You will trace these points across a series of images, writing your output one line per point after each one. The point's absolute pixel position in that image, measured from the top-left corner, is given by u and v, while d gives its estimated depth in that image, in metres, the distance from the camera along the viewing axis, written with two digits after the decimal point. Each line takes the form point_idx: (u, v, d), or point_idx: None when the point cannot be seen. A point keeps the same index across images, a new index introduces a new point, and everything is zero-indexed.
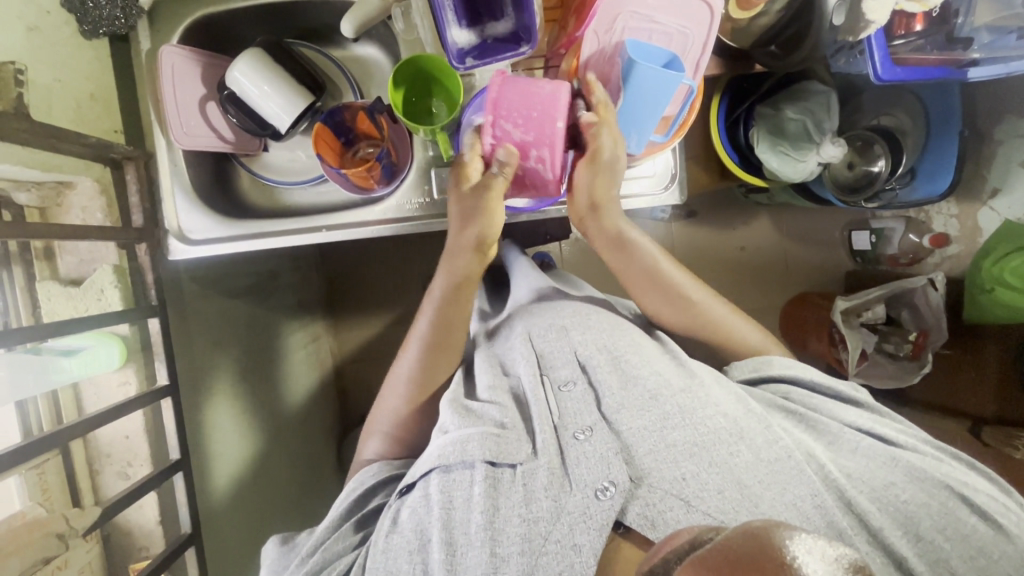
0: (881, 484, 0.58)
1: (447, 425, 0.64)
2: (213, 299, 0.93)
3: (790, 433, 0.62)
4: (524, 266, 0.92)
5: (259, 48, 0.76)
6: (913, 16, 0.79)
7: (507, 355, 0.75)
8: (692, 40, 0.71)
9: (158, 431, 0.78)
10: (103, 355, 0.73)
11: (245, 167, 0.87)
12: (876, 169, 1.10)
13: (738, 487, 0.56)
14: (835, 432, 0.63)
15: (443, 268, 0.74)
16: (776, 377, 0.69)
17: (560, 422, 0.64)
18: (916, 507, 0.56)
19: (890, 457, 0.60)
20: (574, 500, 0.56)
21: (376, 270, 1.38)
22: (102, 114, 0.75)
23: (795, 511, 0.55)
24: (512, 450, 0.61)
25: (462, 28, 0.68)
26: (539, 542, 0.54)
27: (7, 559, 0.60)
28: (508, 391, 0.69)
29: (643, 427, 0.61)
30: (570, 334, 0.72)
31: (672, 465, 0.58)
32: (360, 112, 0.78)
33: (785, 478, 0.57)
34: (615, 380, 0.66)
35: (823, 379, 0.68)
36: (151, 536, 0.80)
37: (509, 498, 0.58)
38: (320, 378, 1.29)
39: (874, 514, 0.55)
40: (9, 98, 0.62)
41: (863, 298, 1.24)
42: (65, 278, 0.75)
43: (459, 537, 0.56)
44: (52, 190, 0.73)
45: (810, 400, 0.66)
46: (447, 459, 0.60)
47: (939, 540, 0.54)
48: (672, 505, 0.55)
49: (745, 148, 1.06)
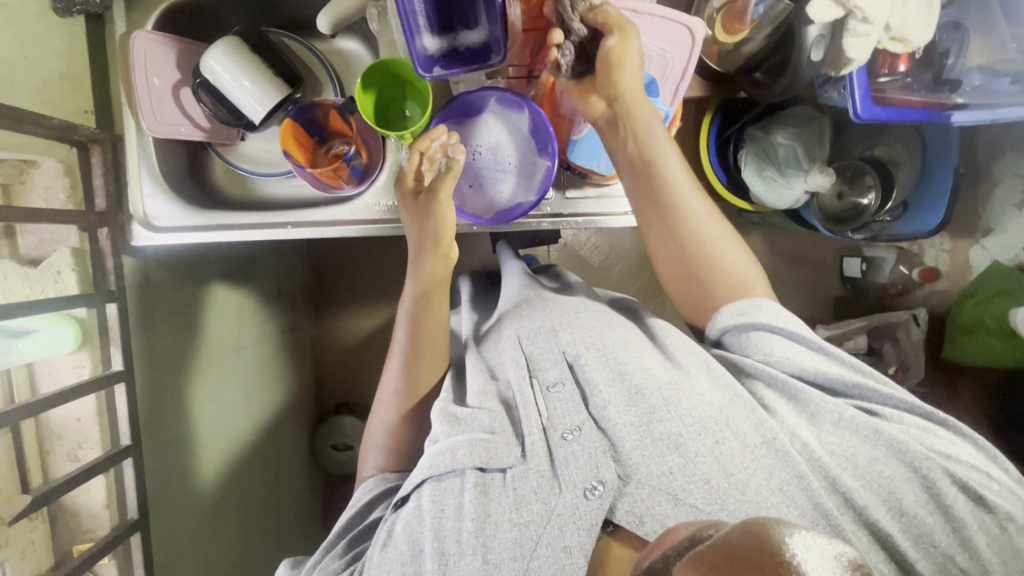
0: (865, 461, 0.57)
1: (436, 435, 0.64)
2: (184, 281, 0.93)
3: (774, 414, 0.61)
4: (516, 268, 0.91)
5: (234, 37, 0.76)
6: (898, 55, 0.76)
7: (496, 358, 0.73)
8: (672, 65, 0.67)
9: (108, 417, 0.77)
10: (56, 337, 0.72)
11: (219, 156, 0.86)
12: (865, 203, 1.09)
13: (724, 477, 0.56)
14: (818, 405, 0.61)
15: (413, 279, 0.75)
16: (762, 323, 0.64)
17: (548, 422, 0.63)
18: (900, 483, 0.56)
19: (873, 431, 0.58)
20: (563, 501, 0.56)
21: (361, 263, 1.39)
22: (70, 93, 0.73)
23: (780, 495, 0.55)
24: (502, 454, 0.61)
25: (433, 35, 0.63)
26: (529, 546, 0.54)
27: None
28: (497, 396, 0.68)
29: (629, 423, 0.60)
30: (559, 335, 0.71)
31: (659, 459, 0.58)
32: (332, 111, 0.76)
33: (768, 462, 0.57)
34: (603, 378, 0.65)
35: (810, 338, 0.64)
36: (98, 518, 0.79)
37: (500, 504, 0.57)
38: (297, 359, 1.31)
39: (860, 492, 0.55)
40: None
41: (844, 328, 1.24)
42: (24, 257, 0.73)
43: (451, 546, 0.56)
44: (14, 168, 0.71)
45: (798, 369, 0.62)
46: (437, 469, 0.60)
47: (923, 514, 0.54)
48: (659, 500, 0.55)
49: (732, 168, 1.04)
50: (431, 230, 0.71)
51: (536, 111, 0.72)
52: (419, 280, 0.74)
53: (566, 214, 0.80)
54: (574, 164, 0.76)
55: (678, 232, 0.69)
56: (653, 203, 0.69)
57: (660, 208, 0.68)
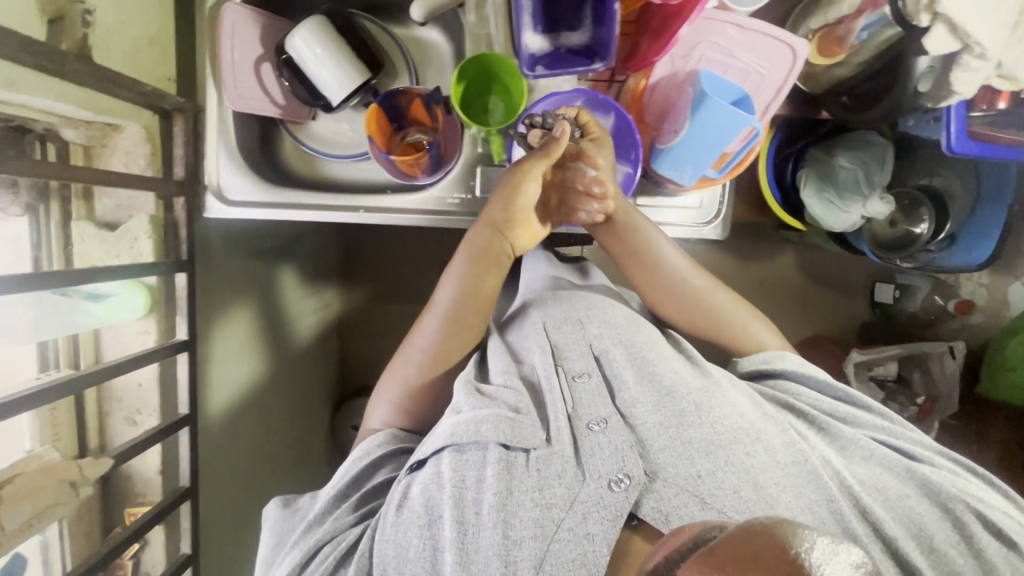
0: (896, 495, 0.57)
1: (459, 406, 0.63)
2: (238, 256, 0.93)
3: (805, 439, 0.61)
4: (540, 257, 0.90)
5: (324, 18, 0.76)
6: (999, 93, 0.74)
7: (521, 342, 0.73)
8: (767, 82, 0.68)
9: (168, 384, 0.78)
10: (127, 304, 0.72)
11: (289, 133, 0.86)
12: (919, 231, 1.08)
13: (753, 489, 0.54)
14: (848, 439, 0.62)
15: (468, 245, 0.75)
16: (785, 371, 0.69)
17: (574, 411, 0.62)
18: (930, 520, 0.55)
19: (906, 469, 0.59)
20: (587, 489, 0.54)
21: (396, 250, 1.39)
22: (158, 60, 0.73)
23: (810, 515, 0.53)
24: (528, 434, 0.59)
25: (537, 34, 0.63)
26: (551, 528, 0.52)
27: (20, 503, 0.58)
28: (522, 378, 0.68)
29: (657, 423, 0.60)
30: (586, 328, 0.71)
31: (688, 462, 0.56)
32: (418, 99, 0.76)
33: (800, 481, 0.55)
34: (632, 376, 0.65)
35: (831, 382, 0.68)
36: (150, 484, 0.80)
37: (523, 482, 0.56)
38: (325, 340, 1.31)
39: (889, 525, 0.54)
40: (75, 39, 0.60)
41: (880, 353, 1.24)
42: (100, 221, 0.73)
43: (470, 517, 0.54)
44: (99, 130, 0.69)
45: (820, 403, 0.66)
46: (461, 438, 0.59)
47: (953, 553, 0.53)
48: (687, 501, 0.54)
49: (789, 188, 1.06)
50: (508, 208, 0.73)
51: (622, 116, 0.71)
52: (468, 252, 0.75)
53: None
54: (657, 172, 0.73)
55: (686, 299, 0.76)
56: (656, 281, 0.76)
57: (665, 285, 0.76)
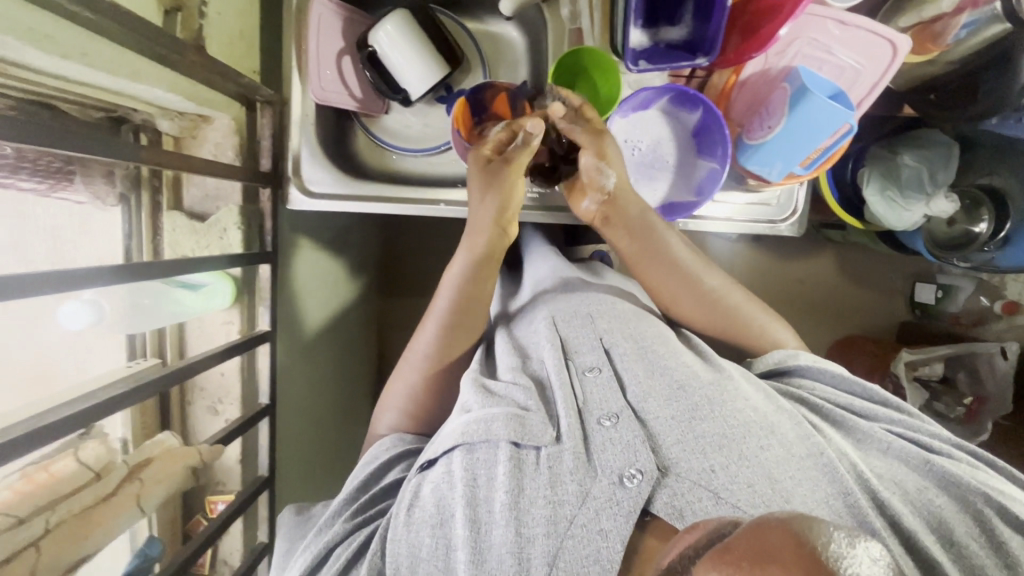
0: (915, 489, 0.54)
1: (468, 404, 0.60)
2: (304, 248, 0.94)
3: (822, 433, 0.58)
4: (548, 253, 0.88)
5: (408, 13, 0.75)
6: None
7: (529, 338, 0.69)
8: (863, 78, 0.68)
9: (250, 374, 0.79)
10: (216, 294, 0.74)
11: (362, 126, 0.84)
12: (977, 230, 1.06)
13: (769, 482, 0.51)
14: (866, 432, 0.60)
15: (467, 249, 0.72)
16: (800, 368, 0.67)
17: (584, 405, 0.58)
18: (950, 514, 0.52)
19: (924, 461, 0.56)
20: (599, 485, 0.51)
21: (440, 245, 1.40)
22: (246, 52, 0.74)
23: (827, 508, 0.50)
24: (538, 432, 0.55)
25: (638, 28, 0.63)
26: (564, 525, 0.49)
27: (155, 486, 0.64)
28: (532, 375, 0.63)
29: (672, 417, 0.56)
30: (596, 322, 0.68)
31: (701, 456, 0.52)
32: (503, 93, 0.77)
33: (815, 474, 0.52)
34: (643, 370, 0.61)
35: (848, 377, 0.65)
36: (230, 472, 0.81)
37: (535, 480, 0.52)
38: (370, 334, 1.32)
39: (908, 518, 0.51)
40: (192, 29, 0.62)
41: (929, 354, 1.23)
42: (188, 211, 0.75)
43: (483, 516, 0.51)
44: (189, 122, 0.71)
45: (835, 398, 0.63)
46: (472, 436, 0.55)
47: (976, 548, 0.50)
48: (701, 496, 0.50)
49: (849, 185, 1.07)
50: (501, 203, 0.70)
51: (710, 110, 0.70)
52: (471, 251, 0.71)
53: (716, 217, 0.82)
54: (744, 167, 0.73)
55: (699, 294, 0.73)
56: (669, 275, 0.73)
57: (678, 281, 0.73)
